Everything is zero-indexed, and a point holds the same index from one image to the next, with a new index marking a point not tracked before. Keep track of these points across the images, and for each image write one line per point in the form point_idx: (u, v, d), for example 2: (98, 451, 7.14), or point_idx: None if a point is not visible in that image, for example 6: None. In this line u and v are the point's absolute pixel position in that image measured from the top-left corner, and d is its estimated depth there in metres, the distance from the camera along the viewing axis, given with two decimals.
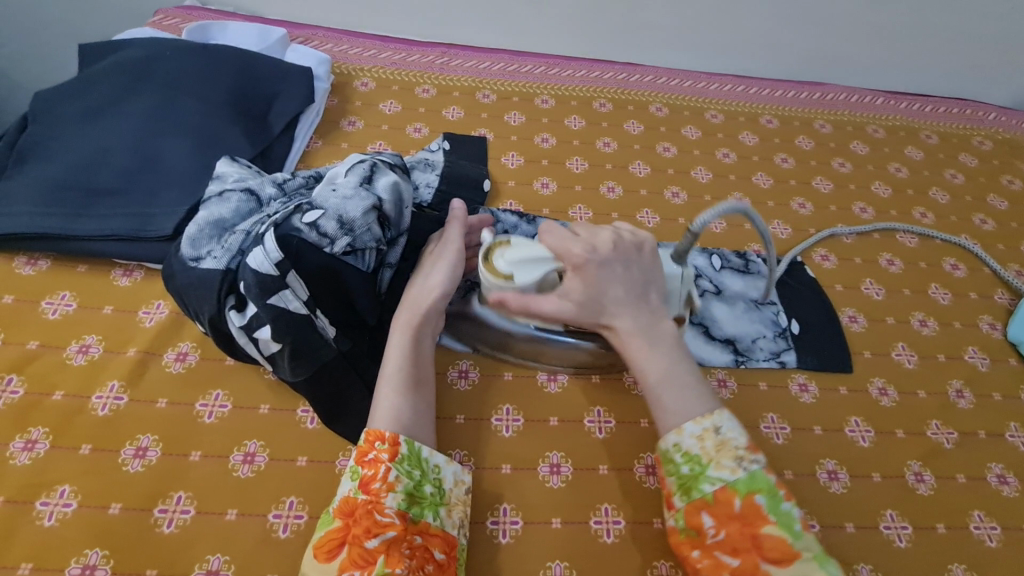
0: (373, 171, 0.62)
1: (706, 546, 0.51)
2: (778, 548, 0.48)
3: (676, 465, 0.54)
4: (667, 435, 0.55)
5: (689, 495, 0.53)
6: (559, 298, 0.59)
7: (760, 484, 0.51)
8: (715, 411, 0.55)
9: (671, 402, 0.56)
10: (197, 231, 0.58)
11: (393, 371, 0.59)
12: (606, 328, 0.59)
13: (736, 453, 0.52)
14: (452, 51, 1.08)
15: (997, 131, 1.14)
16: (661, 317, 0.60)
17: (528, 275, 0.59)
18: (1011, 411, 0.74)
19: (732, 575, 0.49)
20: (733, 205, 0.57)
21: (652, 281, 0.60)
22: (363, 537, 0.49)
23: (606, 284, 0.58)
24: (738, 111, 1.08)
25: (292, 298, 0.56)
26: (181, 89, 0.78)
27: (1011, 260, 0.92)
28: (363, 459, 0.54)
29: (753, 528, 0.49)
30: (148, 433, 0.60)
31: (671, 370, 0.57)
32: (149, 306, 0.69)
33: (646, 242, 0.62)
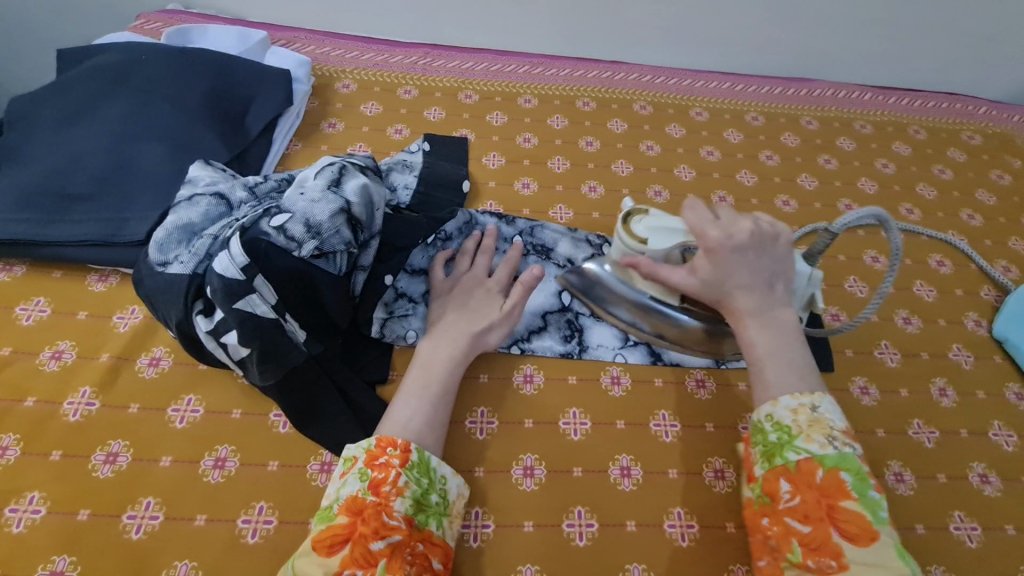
0: (342, 174, 0.62)
1: (777, 512, 0.52)
2: (856, 525, 0.48)
3: (764, 434, 0.55)
4: (762, 406, 0.56)
5: (772, 462, 0.53)
6: (687, 273, 0.59)
7: (850, 464, 0.51)
8: (815, 392, 0.55)
9: (776, 380, 0.56)
10: (165, 235, 0.58)
11: (434, 392, 0.61)
12: (724, 308, 0.59)
13: (828, 431, 0.52)
14: (435, 52, 1.07)
15: (987, 125, 1.12)
16: (782, 303, 0.58)
17: (661, 244, 0.61)
18: (994, 409, 0.73)
19: (800, 542, 0.50)
20: (874, 211, 0.57)
21: (782, 273, 0.59)
22: (369, 537, 0.48)
23: (734, 270, 0.57)
24: (723, 108, 1.08)
25: (259, 302, 0.56)
26: (158, 93, 0.78)
27: (998, 256, 0.91)
28: (374, 462, 0.53)
29: (832, 500, 0.50)
30: (119, 439, 0.60)
31: (781, 350, 0.56)
32: (124, 311, 0.69)
33: (785, 234, 0.60)
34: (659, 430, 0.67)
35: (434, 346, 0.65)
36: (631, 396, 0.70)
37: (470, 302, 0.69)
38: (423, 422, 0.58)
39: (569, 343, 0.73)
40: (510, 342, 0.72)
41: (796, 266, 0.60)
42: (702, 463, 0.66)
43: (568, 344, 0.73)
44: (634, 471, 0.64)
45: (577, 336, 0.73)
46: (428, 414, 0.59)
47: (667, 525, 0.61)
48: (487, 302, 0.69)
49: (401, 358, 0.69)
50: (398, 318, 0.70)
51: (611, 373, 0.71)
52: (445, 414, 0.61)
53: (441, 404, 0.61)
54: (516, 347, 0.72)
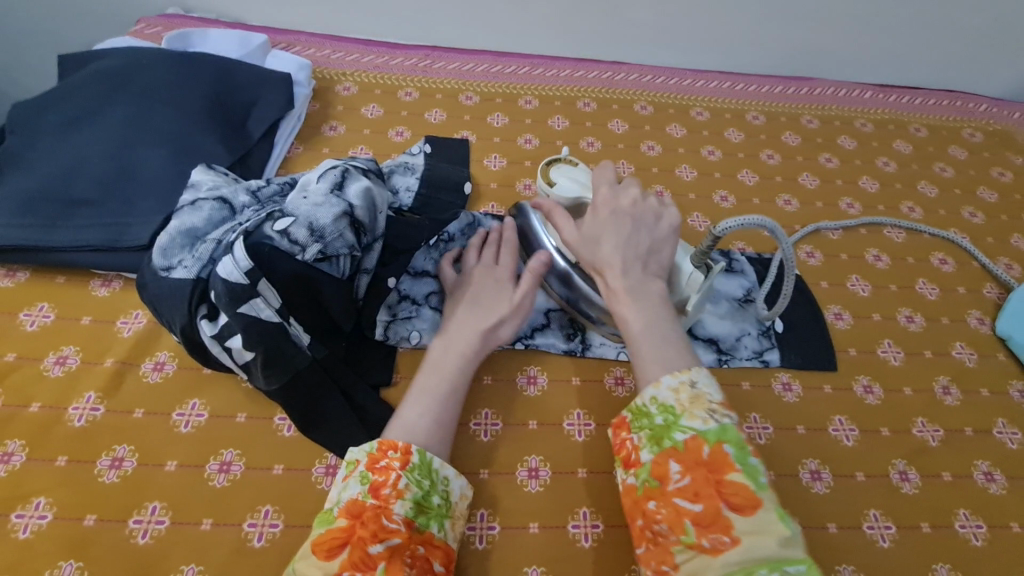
0: (345, 177, 0.61)
1: (666, 494, 0.47)
2: (741, 495, 0.45)
3: (650, 417, 0.52)
4: (643, 390, 0.53)
5: (660, 445, 0.50)
6: (570, 236, 0.63)
7: (731, 436, 0.48)
8: (692, 367, 0.53)
9: (650, 351, 0.55)
10: (168, 241, 0.58)
11: (444, 390, 0.61)
12: (600, 278, 0.61)
13: (709, 406, 0.50)
14: (436, 54, 1.07)
15: (988, 122, 1.12)
16: (655, 280, 0.60)
17: (567, 189, 0.71)
18: (999, 407, 0.73)
19: (692, 522, 0.45)
20: (757, 220, 0.56)
21: (660, 248, 0.62)
22: (367, 540, 0.48)
23: (612, 235, 0.61)
24: (723, 108, 1.08)
25: (263, 307, 0.56)
26: (159, 97, 0.78)
27: (1000, 254, 0.91)
28: (374, 465, 0.53)
29: (718, 475, 0.46)
30: (124, 443, 0.60)
31: (653, 323, 0.57)
32: (128, 316, 0.69)
33: (668, 216, 0.63)
34: None
35: (441, 344, 0.65)
36: (634, 396, 0.70)
37: (479, 297, 0.68)
38: (432, 422, 0.58)
39: (572, 341, 0.73)
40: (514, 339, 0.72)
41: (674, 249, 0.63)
42: None
43: (571, 342, 0.73)
44: None
45: (580, 335, 0.73)
46: (437, 412, 0.59)
47: None
48: (495, 298, 0.68)
49: (404, 359, 0.69)
50: (401, 321, 0.70)
51: (614, 373, 0.71)
52: (453, 413, 0.60)
53: (450, 402, 0.60)
54: (519, 344, 0.72)
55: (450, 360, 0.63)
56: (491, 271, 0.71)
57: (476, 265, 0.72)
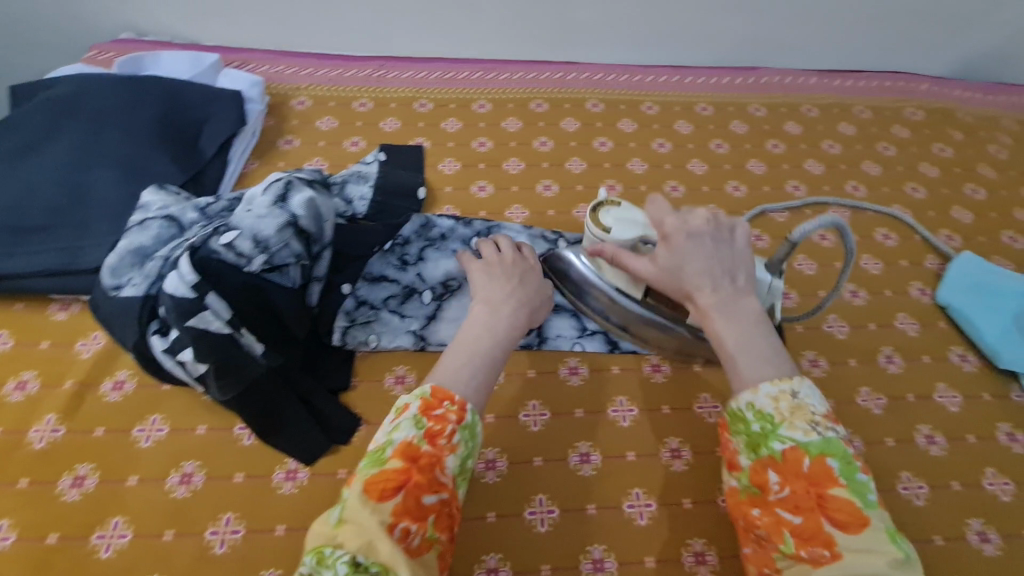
0: (288, 188, 0.63)
1: (768, 503, 0.48)
2: (845, 512, 0.45)
3: (746, 423, 0.50)
4: (739, 395, 0.51)
5: (757, 453, 0.49)
6: (648, 264, 0.58)
7: (835, 450, 0.47)
8: (792, 376, 0.50)
9: (751, 369, 0.51)
10: (117, 260, 0.59)
11: (496, 353, 0.58)
12: (686, 301, 0.56)
13: (810, 418, 0.48)
14: (389, 64, 1.10)
15: (929, 101, 1.16)
16: (747, 296, 0.55)
17: (624, 233, 0.62)
18: (939, 372, 0.76)
19: (793, 534, 0.46)
20: (831, 218, 0.57)
21: (743, 261, 0.56)
22: (422, 489, 0.47)
23: (693, 255, 0.55)
24: (673, 101, 1.11)
25: (212, 319, 0.57)
26: (110, 122, 0.80)
27: (941, 226, 0.94)
28: (430, 413, 0.51)
29: (821, 489, 0.46)
30: (85, 462, 0.61)
31: (750, 339, 0.52)
32: (86, 338, 0.70)
33: (740, 229, 0.58)
34: (617, 416, 0.70)
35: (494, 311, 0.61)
36: (588, 384, 0.72)
37: (527, 273, 0.67)
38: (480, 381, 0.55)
39: (528, 335, 0.75)
40: None
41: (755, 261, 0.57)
42: (659, 443, 0.68)
43: (527, 336, 0.75)
44: (592, 457, 0.66)
45: (537, 328, 0.75)
46: (484, 374, 0.56)
47: (626, 505, 0.63)
48: (543, 282, 0.67)
49: (363, 363, 0.71)
50: (360, 325, 0.72)
51: (569, 363, 0.73)
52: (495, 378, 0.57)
53: (497, 367, 0.57)
54: None
55: (504, 322, 0.60)
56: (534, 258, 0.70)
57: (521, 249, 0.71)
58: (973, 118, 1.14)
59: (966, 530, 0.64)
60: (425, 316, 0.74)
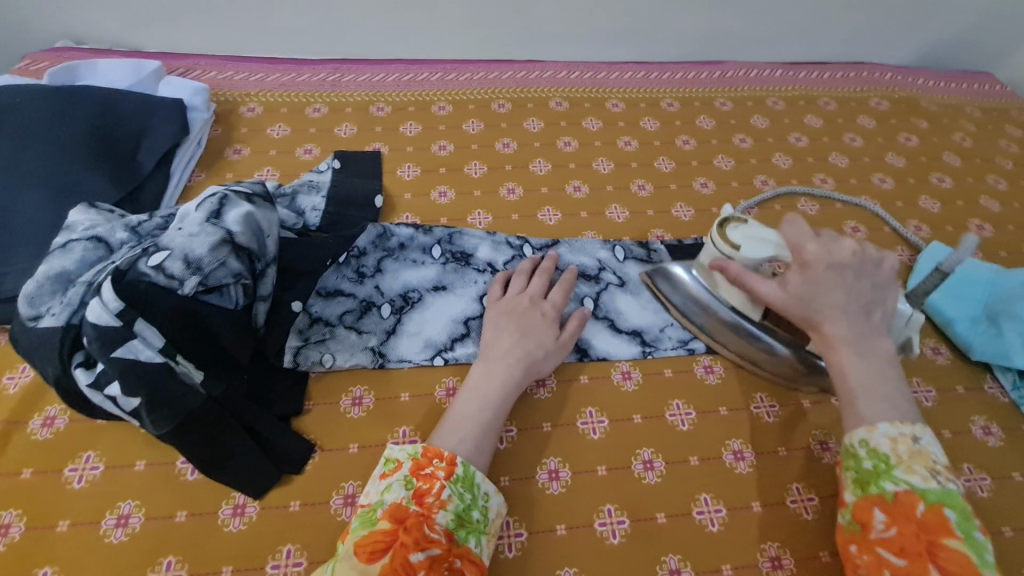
0: (223, 203, 0.58)
1: (868, 541, 0.49)
2: (958, 564, 0.45)
3: (857, 459, 0.52)
4: (854, 431, 0.53)
5: (865, 490, 0.51)
6: (778, 288, 0.58)
7: (954, 501, 0.48)
8: (915, 422, 0.52)
9: (872, 409, 0.53)
10: (36, 288, 0.55)
11: (488, 417, 0.60)
12: (814, 329, 0.56)
13: (930, 464, 0.50)
14: (344, 67, 1.06)
15: (893, 90, 1.16)
16: (880, 334, 0.56)
17: (755, 251, 0.62)
18: (913, 366, 0.75)
19: (894, 575, 0.46)
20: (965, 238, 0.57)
21: (883, 297, 0.57)
22: (409, 547, 0.47)
23: (832, 289, 0.55)
24: (638, 97, 1.08)
25: (142, 348, 0.53)
26: (37, 137, 0.74)
27: (910, 216, 0.94)
28: (419, 472, 0.53)
29: (932, 536, 0.46)
30: (11, 508, 0.56)
31: (876, 379, 0.54)
32: (14, 370, 0.65)
33: (889, 262, 0.59)
34: (587, 428, 0.67)
35: (488, 375, 0.63)
36: (557, 396, 0.69)
37: (527, 329, 0.67)
38: (476, 442, 0.57)
39: None
40: (433, 353, 0.70)
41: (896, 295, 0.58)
42: (631, 455, 0.65)
43: None
44: (562, 473, 0.64)
45: None
46: (480, 436, 0.58)
47: (598, 524, 0.61)
48: (541, 334, 0.68)
49: (317, 385, 0.67)
50: (314, 344, 0.68)
51: None
52: (493, 439, 0.59)
53: (493, 425, 0.60)
54: (439, 358, 0.69)
55: (497, 383, 0.62)
56: (539, 302, 0.70)
57: (524, 294, 0.71)
58: (937, 106, 1.14)
59: None
60: (384, 331, 0.70)
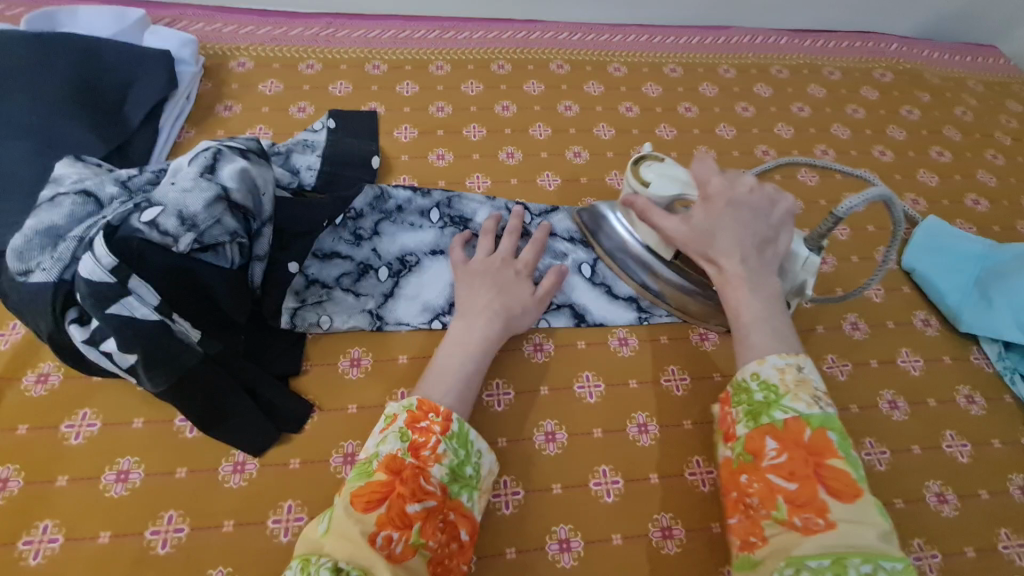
0: (218, 158, 0.57)
1: (760, 469, 0.51)
2: (841, 481, 0.48)
3: (750, 393, 0.54)
4: (745, 364, 0.56)
5: (757, 420, 0.53)
6: (680, 223, 0.61)
7: (834, 424, 0.50)
8: (799, 354, 0.55)
9: (759, 339, 0.56)
10: (24, 243, 0.52)
11: (469, 370, 0.60)
12: (712, 264, 0.60)
13: (814, 391, 0.52)
14: (338, 22, 1.02)
15: (898, 62, 1.15)
16: (772, 272, 0.59)
17: (663, 188, 0.64)
18: (903, 337, 0.76)
19: (786, 499, 0.48)
20: (881, 191, 0.57)
21: (778, 237, 0.60)
22: (406, 499, 0.48)
23: (726, 223, 0.59)
24: (641, 62, 1.06)
25: (138, 305, 0.52)
26: (15, 85, 0.71)
27: (907, 190, 0.94)
28: (414, 425, 0.53)
29: (817, 458, 0.49)
30: (7, 463, 0.56)
31: (764, 314, 0.57)
32: (3, 328, 0.63)
33: (784, 201, 0.62)
34: (583, 392, 0.67)
35: (465, 332, 0.63)
36: (554, 361, 0.69)
37: (503, 285, 0.67)
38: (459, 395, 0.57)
39: None
40: (431, 317, 0.70)
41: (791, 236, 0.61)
42: (626, 418, 0.66)
43: None
44: (559, 435, 0.65)
45: None
46: (464, 390, 0.58)
47: (593, 483, 0.62)
48: (517, 292, 0.67)
49: (315, 346, 0.67)
50: (311, 306, 0.67)
51: (533, 340, 0.70)
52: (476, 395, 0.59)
53: (474, 377, 0.60)
54: (437, 321, 0.69)
55: (477, 337, 0.62)
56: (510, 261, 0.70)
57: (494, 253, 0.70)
58: (940, 79, 1.13)
59: (926, 492, 0.65)
60: (381, 294, 0.70)
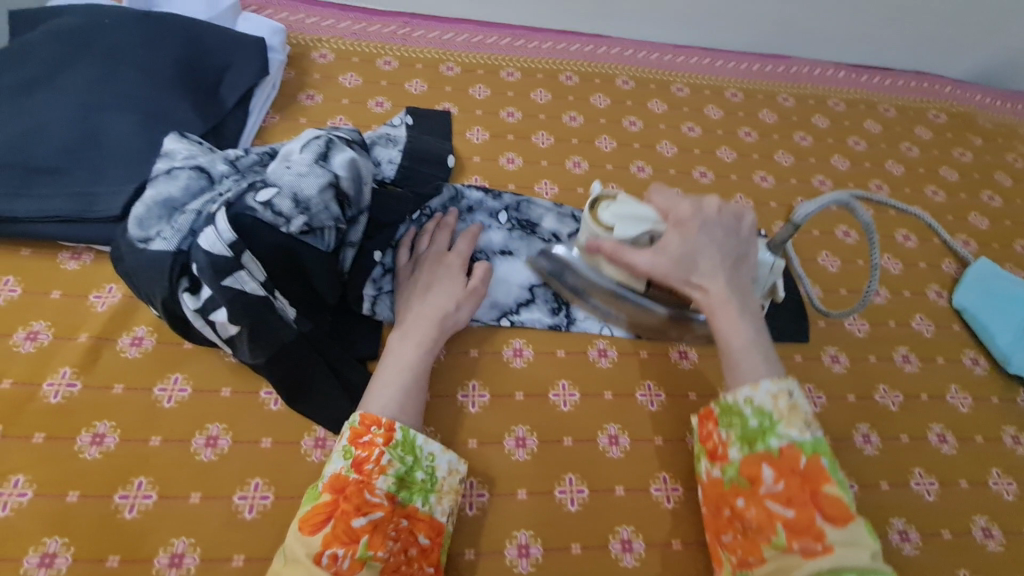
0: (329, 147, 0.60)
1: (756, 495, 0.52)
2: (835, 507, 0.49)
3: (744, 418, 0.55)
4: (738, 389, 0.56)
5: (753, 447, 0.54)
6: (658, 253, 0.59)
7: (824, 449, 0.52)
8: (787, 377, 0.56)
9: (751, 366, 0.57)
10: (145, 211, 0.56)
11: (405, 374, 0.60)
12: (697, 290, 0.60)
13: (805, 418, 0.54)
14: (415, 21, 1.04)
15: (952, 104, 1.17)
16: (749, 290, 0.61)
17: (629, 229, 0.60)
18: (952, 374, 0.78)
19: (784, 525, 0.50)
20: (836, 196, 0.60)
21: (746, 253, 0.62)
22: (350, 514, 0.49)
23: (704, 245, 0.60)
24: (704, 84, 1.09)
25: (248, 280, 0.55)
26: (124, 60, 0.74)
27: (959, 231, 0.96)
28: (357, 440, 0.54)
29: (814, 485, 0.50)
30: (104, 419, 0.59)
31: (751, 337, 0.58)
32: (100, 290, 0.66)
33: (747, 217, 0.63)
34: (645, 400, 0.69)
35: (400, 337, 0.63)
36: (617, 367, 0.71)
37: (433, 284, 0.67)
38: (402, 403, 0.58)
39: (557, 316, 0.73)
40: (499, 315, 0.72)
41: (756, 250, 0.63)
42: (685, 429, 0.68)
43: (556, 316, 0.73)
44: (621, 439, 0.66)
45: (565, 309, 0.73)
46: (410, 398, 0.59)
47: (654, 489, 0.64)
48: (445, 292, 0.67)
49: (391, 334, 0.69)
50: (386, 295, 0.69)
51: (598, 345, 0.72)
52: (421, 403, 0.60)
53: (423, 384, 0.61)
54: (504, 320, 0.72)
55: (416, 348, 0.62)
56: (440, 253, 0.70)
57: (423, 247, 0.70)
58: (992, 124, 1.15)
59: (972, 526, 0.67)
60: None
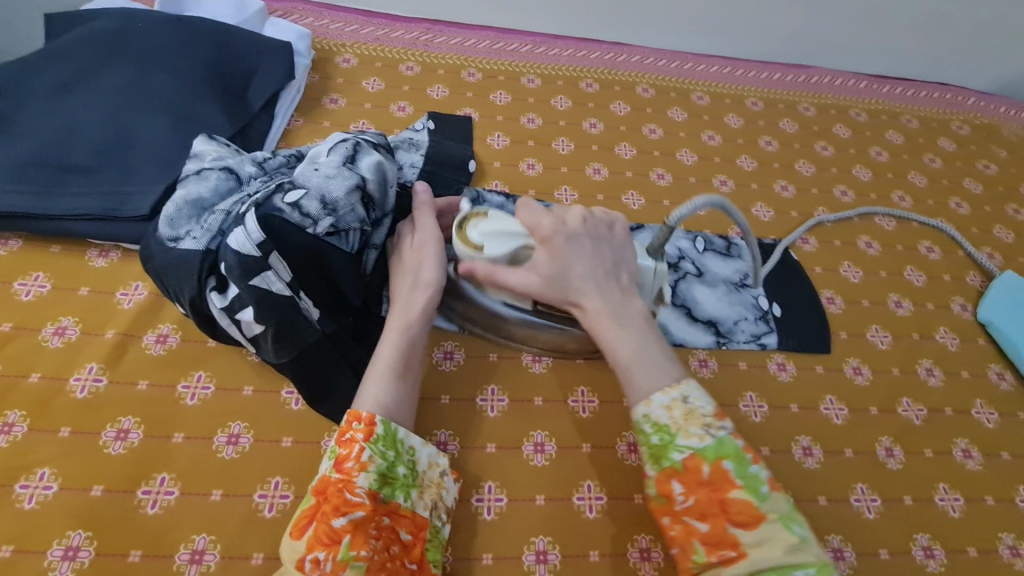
0: (357, 150, 0.61)
1: (676, 513, 0.51)
2: (745, 512, 0.49)
3: (645, 436, 0.53)
4: (636, 407, 0.53)
5: (660, 464, 0.52)
6: (528, 274, 0.58)
7: (728, 450, 0.51)
8: (682, 382, 0.54)
9: (643, 378, 0.54)
10: (175, 211, 0.57)
11: (389, 362, 0.57)
12: (577, 307, 0.58)
13: (703, 421, 0.52)
14: (437, 28, 1.06)
15: (976, 115, 1.15)
16: (633, 296, 0.58)
17: (497, 247, 0.59)
18: (977, 388, 0.77)
19: (702, 540, 0.50)
20: (706, 199, 0.57)
21: (625, 258, 0.60)
22: (330, 515, 0.48)
23: (574, 257, 0.58)
24: (723, 93, 1.09)
25: (275, 280, 0.56)
26: (156, 62, 0.76)
27: (983, 243, 0.95)
28: (340, 438, 0.53)
29: (721, 494, 0.49)
30: (129, 415, 0.59)
31: (639, 346, 0.55)
32: (127, 287, 0.67)
33: (619, 223, 0.62)
34: None
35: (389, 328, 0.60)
36: None
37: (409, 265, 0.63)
38: (396, 398, 0.56)
39: None
40: None
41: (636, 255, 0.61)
42: None
43: None
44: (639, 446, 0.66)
45: None
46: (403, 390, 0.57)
47: None
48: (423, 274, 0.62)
49: None
50: None
51: None
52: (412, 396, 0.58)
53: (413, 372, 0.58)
54: None
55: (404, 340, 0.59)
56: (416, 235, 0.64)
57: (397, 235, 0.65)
58: (1017, 137, 1.14)
59: (999, 544, 0.65)
60: None
